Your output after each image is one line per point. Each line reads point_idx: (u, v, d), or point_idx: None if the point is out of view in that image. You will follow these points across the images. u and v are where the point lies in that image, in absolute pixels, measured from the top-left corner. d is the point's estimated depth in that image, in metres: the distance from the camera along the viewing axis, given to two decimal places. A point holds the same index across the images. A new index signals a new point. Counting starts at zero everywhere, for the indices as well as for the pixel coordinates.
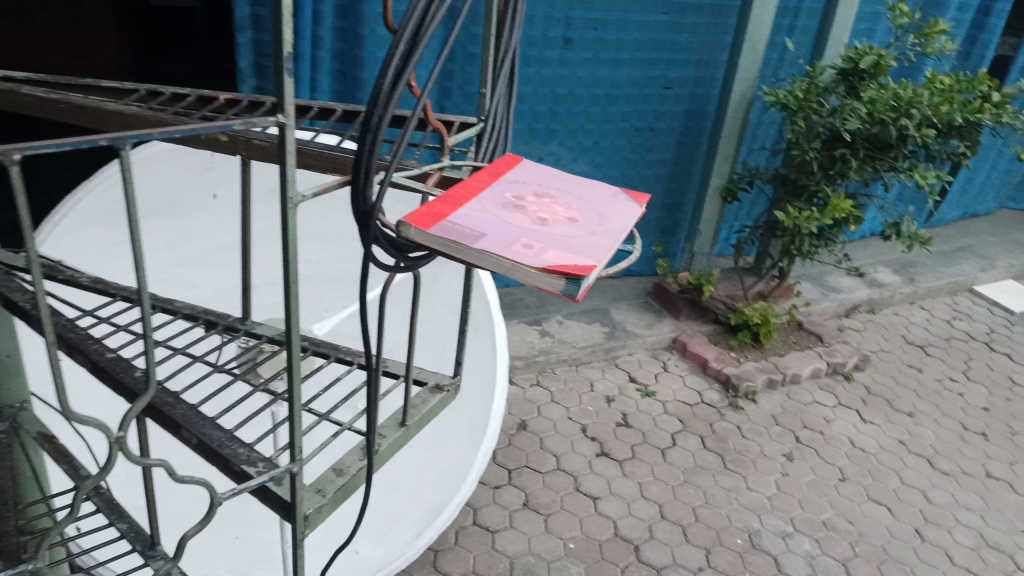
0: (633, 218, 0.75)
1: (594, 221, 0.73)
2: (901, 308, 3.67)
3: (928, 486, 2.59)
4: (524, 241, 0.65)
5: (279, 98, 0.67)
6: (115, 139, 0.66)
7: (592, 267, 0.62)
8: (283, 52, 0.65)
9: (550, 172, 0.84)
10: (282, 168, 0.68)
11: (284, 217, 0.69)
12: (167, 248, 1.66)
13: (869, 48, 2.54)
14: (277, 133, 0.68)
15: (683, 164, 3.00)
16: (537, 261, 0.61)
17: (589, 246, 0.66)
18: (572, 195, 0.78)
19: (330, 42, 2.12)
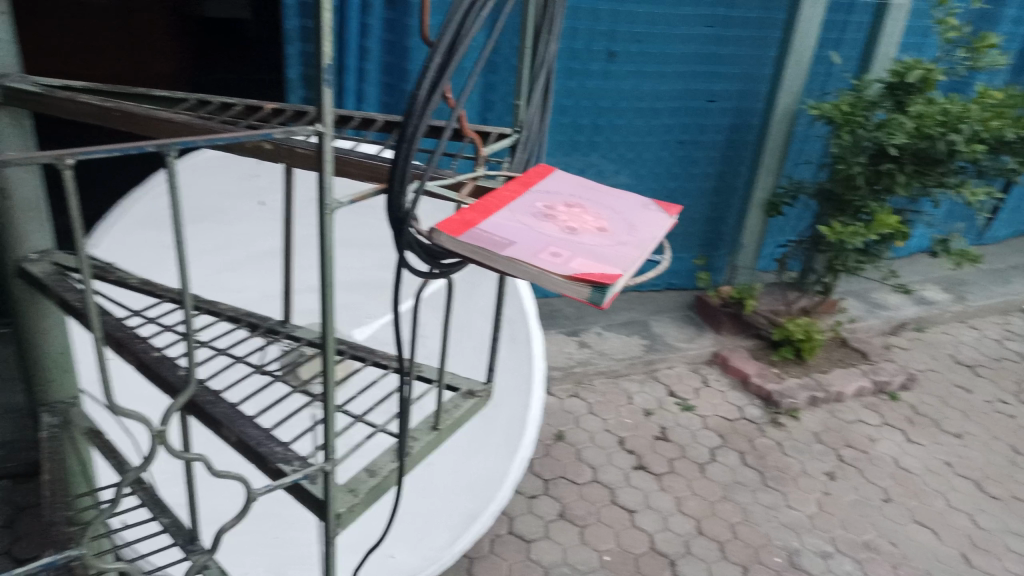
0: (663, 229, 0.76)
1: (624, 231, 0.74)
2: (950, 327, 3.59)
3: (975, 510, 2.53)
4: (553, 250, 0.66)
5: (319, 108, 0.70)
6: (161, 145, 0.69)
7: (618, 276, 0.63)
8: (322, 63, 0.67)
9: (583, 182, 0.85)
10: (318, 175, 0.71)
11: (322, 223, 0.71)
12: (215, 253, 1.71)
13: (918, 62, 2.51)
14: (316, 142, 0.71)
15: (728, 177, 2.98)
16: (563, 270, 0.63)
17: (617, 256, 0.67)
18: (603, 205, 0.79)
19: (377, 55, 2.16)
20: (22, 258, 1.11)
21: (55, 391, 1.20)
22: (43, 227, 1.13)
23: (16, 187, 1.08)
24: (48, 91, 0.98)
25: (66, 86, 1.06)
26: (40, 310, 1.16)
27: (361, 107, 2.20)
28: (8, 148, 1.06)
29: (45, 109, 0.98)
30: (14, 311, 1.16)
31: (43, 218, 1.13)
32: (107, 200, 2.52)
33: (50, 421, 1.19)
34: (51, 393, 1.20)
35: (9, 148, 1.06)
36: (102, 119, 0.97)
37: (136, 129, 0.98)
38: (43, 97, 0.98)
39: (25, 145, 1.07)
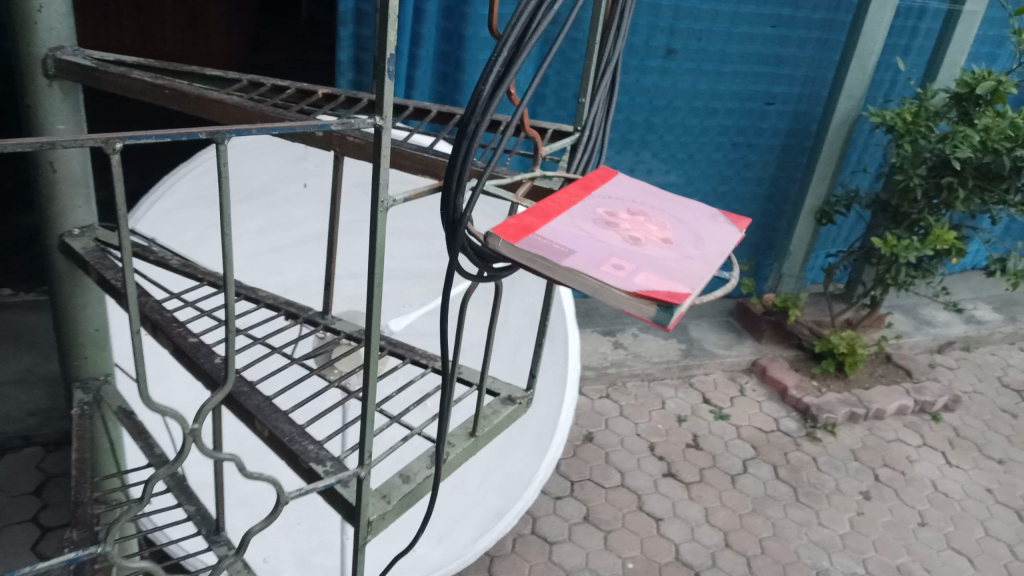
0: (733, 244, 0.71)
1: (689, 243, 0.69)
2: (999, 348, 3.47)
3: (1015, 540, 2.44)
4: (615, 261, 0.62)
5: (378, 98, 0.66)
6: (213, 132, 0.65)
7: (686, 294, 0.58)
8: (385, 52, 0.63)
9: (646, 187, 0.80)
10: (374, 169, 0.67)
11: (374, 220, 0.68)
12: (257, 233, 1.69)
13: (988, 73, 2.41)
14: (373, 135, 0.67)
15: (780, 184, 2.90)
16: (627, 284, 0.58)
17: (685, 272, 0.63)
18: (668, 214, 0.74)
19: (432, 41, 2.13)
20: (65, 233, 1.10)
21: (89, 368, 1.19)
22: (87, 203, 1.12)
23: (63, 161, 1.06)
24: (102, 65, 0.95)
25: (119, 60, 1.03)
26: (80, 286, 1.14)
27: (411, 93, 2.17)
28: (59, 122, 1.04)
29: (98, 83, 0.95)
30: (56, 288, 1.14)
31: (89, 193, 1.12)
32: (154, 174, 2.52)
33: (82, 398, 1.18)
34: (84, 368, 1.19)
35: (61, 123, 1.03)
36: (155, 97, 0.95)
37: (189, 108, 0.96)
38: (97, 71, 0.95)
39: (75, 119, 1.05)
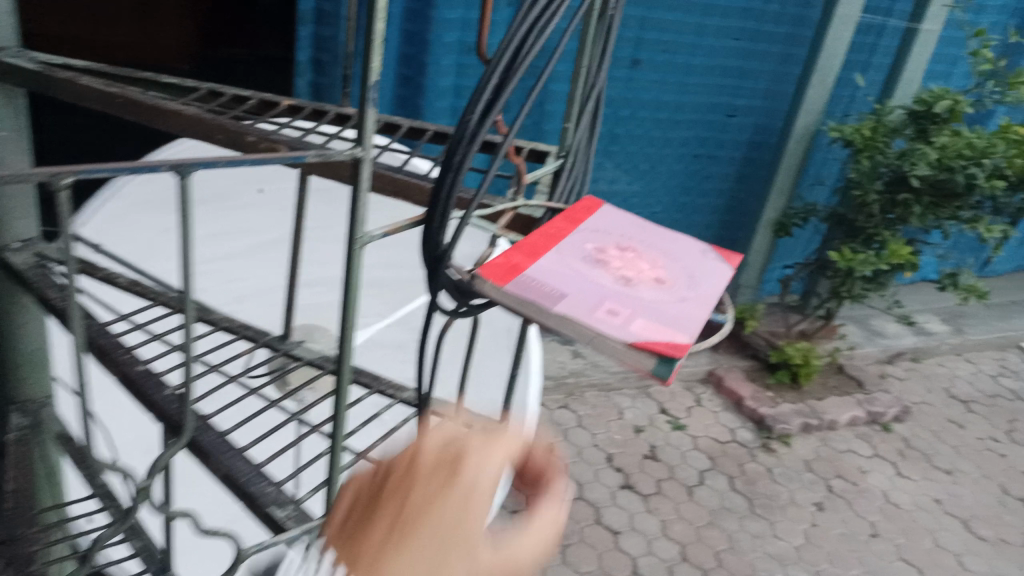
0: (728, 281, 0.67)
1: (684, 284, 0.65)
2: (946, 360, 3.54)
3: (963, 551, 2.48)
4: (609, 306, 0.58)
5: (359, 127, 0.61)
6: (177, 165, 0.59)
7: (687, 345, 0.54)
8: (369, 78, 0.58)
9: (632, 219, 0.77)
10: (353, 204, 0.62)
11: (350, 258, 0.63)
12: (212, 239, 1.63)
13: (946, 92, 2.44)
14: (352, 166, 0.62)
15: (741, 196, 2.91)
16: (624, 334, 0.54)
17: (682, 317, 0.59)
18: (659, 249, 0.71)
19: (396, 44, 2.08)
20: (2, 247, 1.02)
21: (27, 389, 1.11)
22: (28, 214, 1.04)
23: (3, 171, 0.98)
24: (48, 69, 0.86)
25: (67, 64, 0.96)
26: (19, 303, 1.06)
27: None
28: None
29: (42, 88, 0.86)
30: None
31: (27, 202, 1.04)
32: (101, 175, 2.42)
33: (19, 422, 1.09)
34: (22, 389, 1.10)
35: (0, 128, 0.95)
36: (105, 106, 0.88)
37: (142, 118, 0.90)
38: (40, 75, 0.85)
39: (17, 124, 0.98)
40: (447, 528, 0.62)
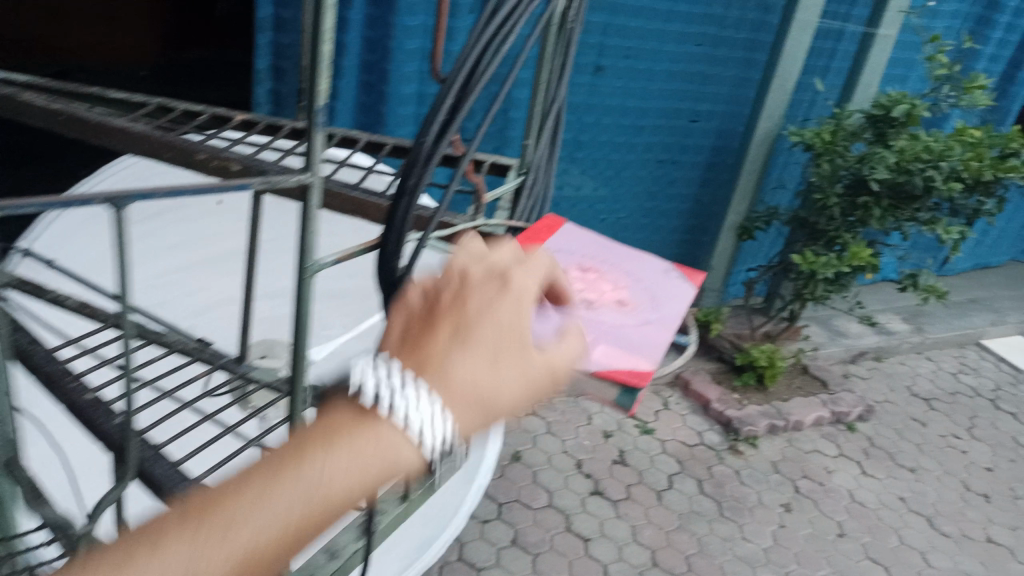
0: (689, 301, 0.71)
1: (645, 306, 0.70)
2: (908, 358, 3.59)
3: (928, 548, 2.51)
4: (574, 334, 0.63)
5: (306, 153, 0.62)
6: (112, 198, 0.56)
7: (649, 374, 0.60)
8: (315, 103, 0.59)
9: (595, 238, 0.81)
10: (302, 231, 0.63)
11: (300, 285, 0.64)
12: (168, 250, 1.61)
13: (903, 96, 2.48)
14: (300, 193, 0.63)
15: (705, 201, 2.93)
16: (589, 367, 0.60)
17: (643, 343, 0.63)
18: (620, 269, 0.75)
19: (357, 51, 2.05)
20: None
21: None
22: None
23: None
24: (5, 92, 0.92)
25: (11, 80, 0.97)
26: None
27: (334, 103, 2.09)
28: None
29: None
30: None
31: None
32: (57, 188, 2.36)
33: None
34: None
35: None
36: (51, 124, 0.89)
37: (89, 136, 0.88)
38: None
39: None
40: (507, 320, 0.57)
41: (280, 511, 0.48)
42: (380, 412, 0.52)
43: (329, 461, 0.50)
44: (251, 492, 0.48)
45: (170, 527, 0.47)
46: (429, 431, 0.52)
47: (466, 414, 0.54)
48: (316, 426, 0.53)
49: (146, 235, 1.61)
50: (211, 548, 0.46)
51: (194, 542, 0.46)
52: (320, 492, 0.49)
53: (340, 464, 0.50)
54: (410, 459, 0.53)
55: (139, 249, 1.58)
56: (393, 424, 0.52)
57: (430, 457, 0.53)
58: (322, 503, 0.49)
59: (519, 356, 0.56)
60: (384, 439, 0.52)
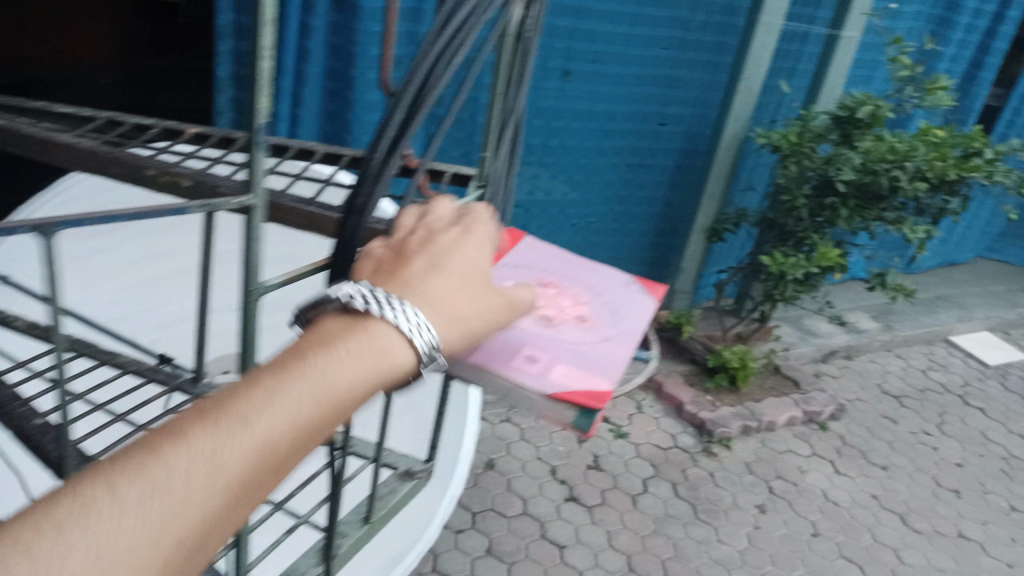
0: (650, 319, 0.72)
1: (598, 332, 0.69)
2: (878, 356, 3.62)
3: (901, 545, 2.52)
4: (528, 356, 0.62)
5: (251, 175, 0.63)
6: (40, 225, 0.54)
7: (603, 394, 0.58)
8: (255, 121, 0.59)
9: (558, 253, 0.82)
10: (247, 252, 0.62)
11: (246, 308, 0.62)
12: (129, 265, 1.68)
13: (867, 97, 2.50)
14: (244, 215, 0.63)
15: (674, 204, 2.93)
16: (542, 385, 0.58)
17: (603, 360, 0.63)
18: (576, 295, 0.74)
19: (320, 57, 2.02)
20: None
21: None
22: None
23: None
24: None
25: None
26: None
27: (298, 110, 2.05)
28: None
29: None
30: None
31: None
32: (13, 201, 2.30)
33: None
34: None
35: None
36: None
37: (36, 153, 0.86)
38: None
39: None
40: (473, 261, 0.61)
41: (293, 408, 0.48)
42: (379, 313, 0.54)
43: (333, 364, 0.51)
44: (261, 392, 0.48)
45: (179, 428, 0.46)
46: (418, 331, 0.54)
47: (448, 324, 0.56)
48: (309, 335, 0.53)
49: (111, 248, 1.67)
50: (228, 444, 0.46)
51: (210, 439, 0.45)
52: (327, 389, 0.50)
53: (343, 365, 0.51)
54: (410, 360, 0.54)
55: (102, 264, 1.64)
56: (384, 325, 0.53)
57: (426, 362, 0.54)
58: (330, 401, 0.50)
59: (486, 290, 0.60)
60: (381, 340, 0.53)
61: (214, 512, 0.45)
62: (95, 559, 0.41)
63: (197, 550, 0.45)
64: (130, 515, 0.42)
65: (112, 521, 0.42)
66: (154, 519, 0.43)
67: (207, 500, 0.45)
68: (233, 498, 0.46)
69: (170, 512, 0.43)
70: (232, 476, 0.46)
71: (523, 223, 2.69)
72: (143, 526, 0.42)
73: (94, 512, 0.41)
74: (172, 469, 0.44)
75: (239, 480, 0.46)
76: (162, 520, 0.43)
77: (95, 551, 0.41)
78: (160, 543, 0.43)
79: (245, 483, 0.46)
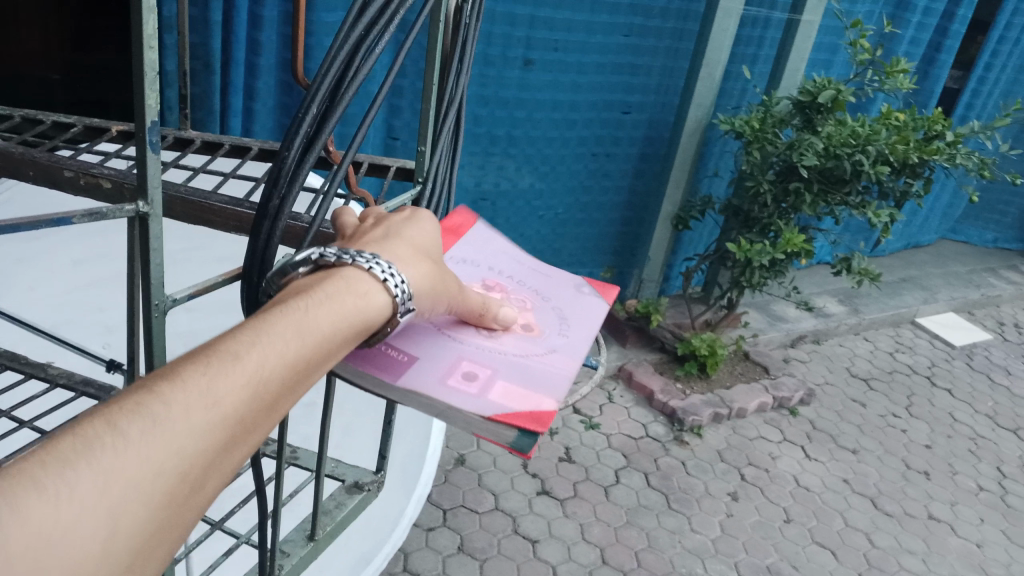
0: (596, 330, 0.75)
1: (540, 348, 0.69)
2: (846, 340, 3.64)
3: (872, 528, 2.53)
4: (464, 375, 0.62)
5: (142, 180, 0.58)
6: None
7: (546, 415, 0.58)
8: (147, 120, 0.54)
9: (511, 250, 0.86)
10: (145, 266, 0.59)
11: (149, 325, 0.61)
12: (73, 266, 1.56)
13: (828, 82, 2.49)
14: (141, 225, 0.59)
15: (641, 192, 2.91)
16: (481, 406, 0.58)
17: (547, 372, 0.65)
18: (518, 308, 0.75)
19: (273, 49, 1.96)
20: None
21: None
22: None
23: None
24: None
25: None
26: None
27: (252, 104, 1.99)
28: None
29: None
30: None
31: None
32: None
33: None
34: None
35: None
36: None
37: None
38: None
39: None
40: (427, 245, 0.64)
41: (281, 344, 0.47)
42: (350, 267, 0.55)
43: (310, 307, 0.50)
44: (246, 333, 0.47)
45: (165, 371, 0.43)
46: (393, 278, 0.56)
47: (423, 284, 0.60)
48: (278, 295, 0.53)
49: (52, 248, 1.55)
50: (225, 375, 0.43)
51: (213, 368, 0.43)
52: (311, 329, 0.49)
53: (321, 306, 0.51)
54: (380, 309, 0.55)
55: (43, 268, 1.53)
56: (358, 271, 0.55)
57: (400, 313, 0.56)
58: (315, 338, 0.49)
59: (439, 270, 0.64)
60: (359, 283, 0.54)
61: (217, 445, 0.42)
62: (106, 488, 0.37)
63: (200, 493, 0.42)
64: (134, 446, 0.39)
65: (117, 453, 0.38)
66: (162, 448, 0.39)
67: (213, 432, 0.42)
68: (234, 433, 0.43)
69: (175, 441, 0.40)
70: (234, 404, 0.43)
71: (488, 215, 2.65)
72: (150, 456, 0.39)
73: (93, 447, 0.38)
74: (171, 401, 0.41)
75: (240, 412, 0.43)
76: (172, 448, 0.40)
77: (104, 480, 0.37)
78: (166, 476, 0.39)
79: (245, 417, 0.44)
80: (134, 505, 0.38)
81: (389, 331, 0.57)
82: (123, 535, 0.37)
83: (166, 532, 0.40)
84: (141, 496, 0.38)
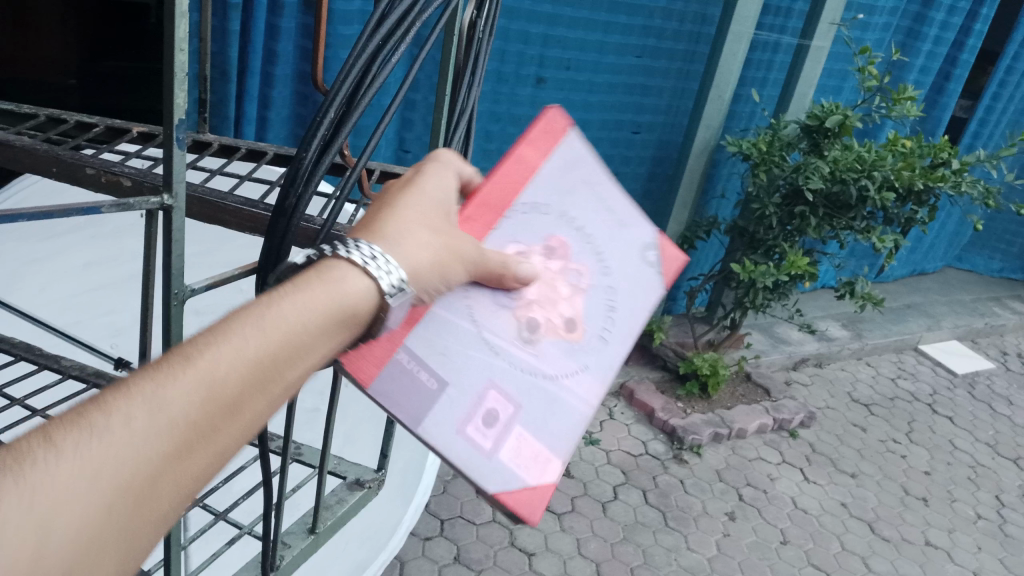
0: (637, 332, 0.77)
1: (563, 371, 0.71)
2: (847, 364, 3.64)
3: (869, 552, 2.53)
4: (484, 416, 0.64)
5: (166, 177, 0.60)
6: None
7: (543, 495, 0.64)
8: (174, 117, 0.57)
9: (588, 182, 0.80)
10: (167, 258, 0.62)
11: (168, 314, 0.63)
12: (84, 268, 1.56)
13: (836, 106, 2.52)
14: (164, 216, 0.61)
15: (647, 210, 2.94)
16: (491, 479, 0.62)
17: (559, 412, 0.69)
18: (566, 297, 0.74)
19: (290, 60, 2.00)
20: None
21: None
22: None
23: None
24: None
25: None
26: None
27: (266, 113, 2.02)
28: None
29: None
30: None
31: None
32: None
33: None
34: None
35: None
36: None
37: None
38: None
39: None
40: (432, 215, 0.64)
41: (237, 346, 0.48)
42: (331, 259, 0.56)
43: (273, 304, 0.51)
44: (206, 336, 0.48)
45: (117, 381, 0.45)
46: (376, 263, 0.56)
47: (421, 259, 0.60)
48: None
49: (60, 253, 1.56)
50: (173, 379, 0.45)
51: (164, 373, 0.45)
52: (273, 328, 0.50)
53: (286, 302, 0.51)
54: (358, 297, 0.55)
55: (53, 269, 1.53)
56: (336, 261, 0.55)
57: (390, 296, 0.56)
58: (278, 337, 0.50)
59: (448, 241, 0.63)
60: (336, 274, 0.55)
61: (169, 451, 0.44)
62: (38, 498, 0.39)
63: (156, 498, 0.44)
64: (73, 456, 0.41)
65: (50, 466, 0.40)
66: (98, 459, 0.41)
67: (160, 438, 0.43)
68: (188, 437, 0.45)
69: (114, 451, 0.42)
70: (182, 411, 0.44)
71: None
72: (89, 467, 0.41)
73: (29, 459, 0.40)
74: (112, 411, 0.43)
75: (188, 417, 0.45)
76: (118, 455, 0.42)
77: (48, 488, 0.39)
78: (106, 486, 0.41)
79: (197, 421, 0.45)
80: (70, 512, 0.40)
81: (385, 317, 0.57)
82: (62, 540, 0.39)
83: (121, 534, 0.42)
84: (77, 503, 0.40)
